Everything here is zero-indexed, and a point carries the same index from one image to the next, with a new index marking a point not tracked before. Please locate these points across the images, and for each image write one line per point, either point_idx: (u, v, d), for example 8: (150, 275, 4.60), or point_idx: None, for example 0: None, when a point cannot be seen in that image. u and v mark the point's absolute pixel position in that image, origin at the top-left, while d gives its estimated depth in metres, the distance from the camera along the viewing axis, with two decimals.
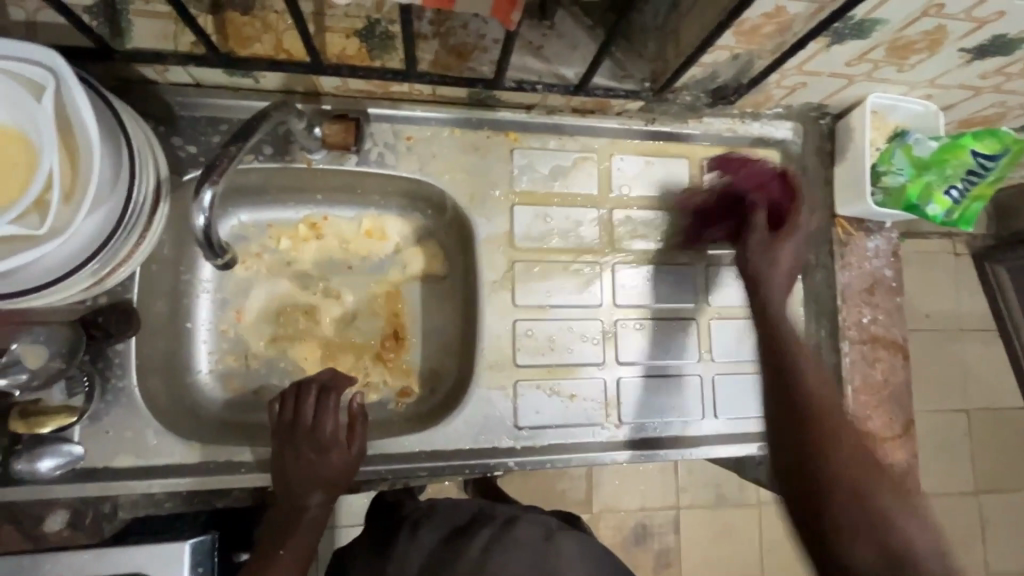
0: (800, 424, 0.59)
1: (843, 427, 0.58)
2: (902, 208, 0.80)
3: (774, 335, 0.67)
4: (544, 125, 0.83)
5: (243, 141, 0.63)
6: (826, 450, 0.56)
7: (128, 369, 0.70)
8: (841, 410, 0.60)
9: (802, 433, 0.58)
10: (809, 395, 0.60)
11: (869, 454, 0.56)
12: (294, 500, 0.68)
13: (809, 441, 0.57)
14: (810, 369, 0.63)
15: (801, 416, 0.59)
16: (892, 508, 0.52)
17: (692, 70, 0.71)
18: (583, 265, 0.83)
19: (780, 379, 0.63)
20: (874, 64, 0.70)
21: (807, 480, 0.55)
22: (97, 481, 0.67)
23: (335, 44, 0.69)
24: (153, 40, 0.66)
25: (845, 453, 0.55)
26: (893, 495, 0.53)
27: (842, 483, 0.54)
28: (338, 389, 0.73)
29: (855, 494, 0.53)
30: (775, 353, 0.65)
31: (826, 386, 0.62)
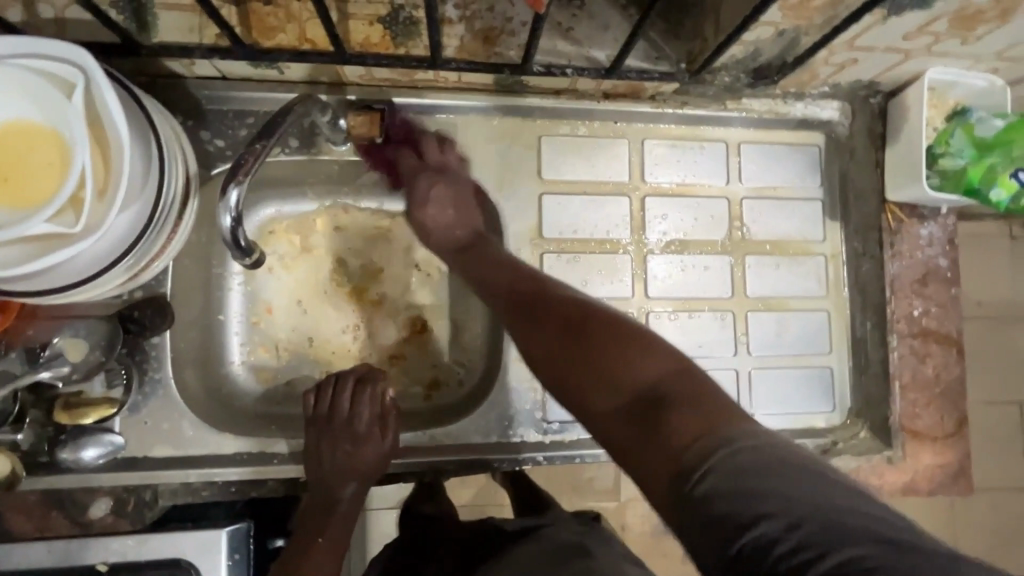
0: (571, 351, 0.52)
1: (619, 379, 0.48)
2: (962, 192, 0.74)
3: (545, 322, 0.57)
4: (573, 110, 0.79)
5: (268, 140, 0.62)
6: (597, 388, 0.49)
7: (163, 361, 0.71)
8: (644, 341, 0.50)
9: (590, 358, 0.50)
10: (558, 306, 0.58)
11: (638, 359, 0.48)
12: (328, 491, 0.69)
13: (596, 404, 0.48)
14: (564, 295, 0.60)
15: (584, 377, 0.50)
16: (719, 426, 0.41)
17: (733, 49, 0.67)
18: (613, 255, 0.81)
19: (587, 342, 0.52)
20: (934, 37, 0.65)
21: (568, 365, 0.52)
22: (137, 470, 0.70)
23: (358, 31, 0.68)
24: (180, 34, 0.66)
25: (633, 411, 0.46)
26: (706, 414, 0.42)
27: (592, 388, 0.49)
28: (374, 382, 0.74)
29: (622, 397, 0.47)
30: (549, 335, 0.55)
31: (634, 339, 0.50)
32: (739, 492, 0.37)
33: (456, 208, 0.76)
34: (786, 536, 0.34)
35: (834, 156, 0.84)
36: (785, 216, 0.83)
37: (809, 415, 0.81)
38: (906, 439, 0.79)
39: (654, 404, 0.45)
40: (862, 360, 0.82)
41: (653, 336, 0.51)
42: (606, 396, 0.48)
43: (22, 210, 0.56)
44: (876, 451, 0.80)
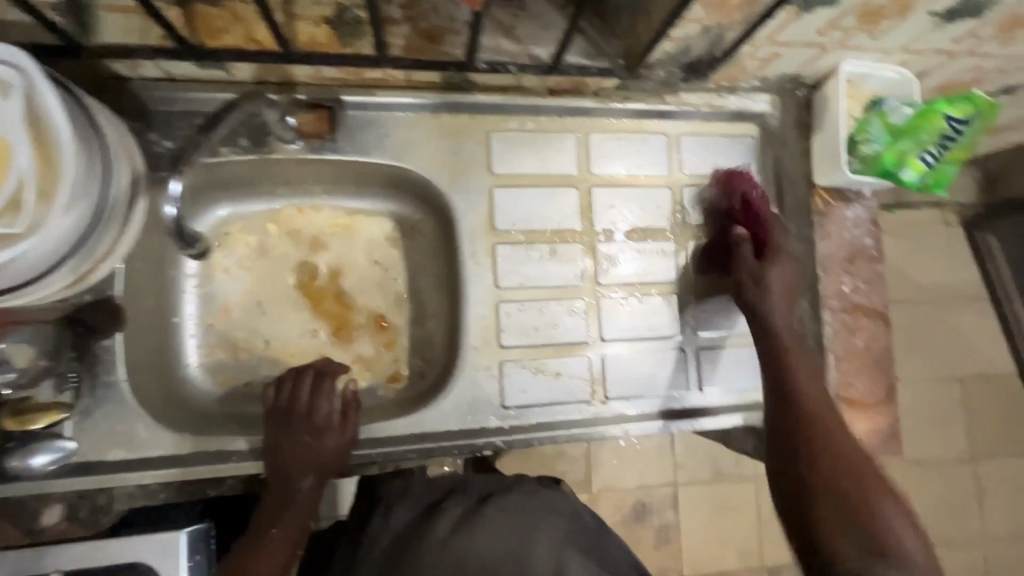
0: (838, 474, 0.65)
1: (827, 444, 0.68)
2: (879, 174, 0.80)
3: (793, 383, 0.73)
4: (520, 107, 0.83)
5: (212, 132, 0.65)
6: (840, 497, 0.64)
7: (116, 365, 0.70)
8: (852, 446, 0.68)
9: (833, 485, 0.65)
10: (807, 412, 0.70)
11: (881, 491, 0.64)
12: (284, 483, 0.70)
13: (820, 496, 0.65)
14: (813, 391, 0.72)
15: (841, 488, 0.64)
16: (891, 500, 0.63)
17: (665, 45, 0.72)
18: (565, 245, 0.84)
19: (805, 432, 0.69)
20: (845, 32, 0.71)
21: (838, 481, 0.65)
22: (91, 475, 0.69)
23: (305, 32, 0.69)
24: (121, 35, 0.66)
25: (846, 506, 0.63)
26: (882, 491, 0.64)
27: (844, 490, 0.64)
28: (332, 375, 0.76)
29: (854, 477, 0.65)
30: (799, 413, 0.71)
31: (847, 439, 0.68)
32: (872, 569, 0.59)
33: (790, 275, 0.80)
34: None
35: (768, 146, 0.89)
36: None
37: (753, 389, 0.87)
38: (842, 407, 0.84)
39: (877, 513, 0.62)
40: (800, 336, 0.88)
41: (848, 435, 0.69)
42: (852, 497, 0.63)
43: None
44: None
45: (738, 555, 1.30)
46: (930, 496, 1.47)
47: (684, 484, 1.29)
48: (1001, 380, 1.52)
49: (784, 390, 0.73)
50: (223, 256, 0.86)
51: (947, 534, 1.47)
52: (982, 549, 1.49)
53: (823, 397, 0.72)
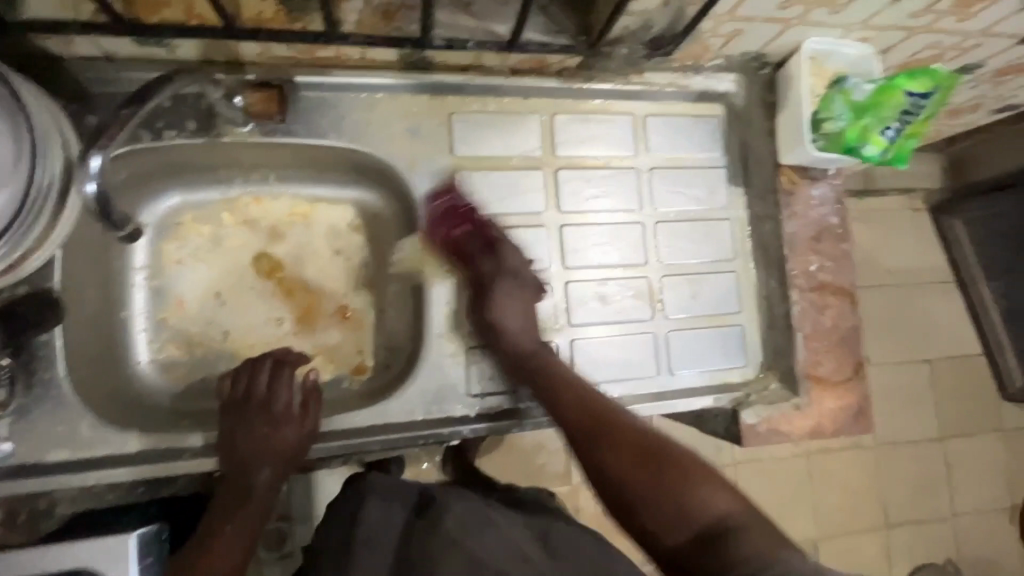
0: (647, 471, 0.64)
1: (613, 448, 0.66)
2: (842, 151, 0.80)
3: (558, 404, 0.71)
4: (482, 87, 0.80)
5: (138, 106, 0.62)
6: (621, 472, 0.65)
7: (55, 361, 0.66)
8: (633, 432, 0.67)
9: (644, 479, 0.63)
10: (575, 407, 0.70)
11: (648, 474, 0.64)
12: (240, 476, 0.67)
13: (600, 472, 0.66)
14: (566, 390, 0.72)
15: (642, 501, 0.63)
16: (704, 486, 0.62)
17: (625, 21, 0.70)
18: (531, 228, 0.82)
19: (586, 428, 0.68)
20: (805, 6, 0.70)
21: (646, 475, 0.63)
22: (29, 478, 0.64)
23: (252, 7, 0.66)
24: (51, 9, 0.63)
25: (654, 491, 0.63)
26: (687, 483, 0.62)
27: (637, 492, 0.63)
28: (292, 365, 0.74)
29: (664, 480, 0.63)
30: (572, 404, 0.70)
31: (622, 426, 0.67)
32: (722, 533, 0.58)
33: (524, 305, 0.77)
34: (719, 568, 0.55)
35: (734, 126, 0.89)
36: (692, 184, 0.87)
37: (724, 370, 0.86)
38: (810, 386, 0.84)
39: (696, 511, 0.61)
40: (769, 316, 0.87)
41: (629, 422, 0.68)
42: (641, 482, 0.63)
43: None
44: (785, 399, 0.85)
45: None
46: (903, 477, 1.50)
47: None
48: (969, 361, 1.55)
49: (546, 386, 0.72)
50: (176, 247, 0.82)
51: (921, 514, 1.50)
52: (954, 527, 1.51)
53: (580, 379, 0.73)
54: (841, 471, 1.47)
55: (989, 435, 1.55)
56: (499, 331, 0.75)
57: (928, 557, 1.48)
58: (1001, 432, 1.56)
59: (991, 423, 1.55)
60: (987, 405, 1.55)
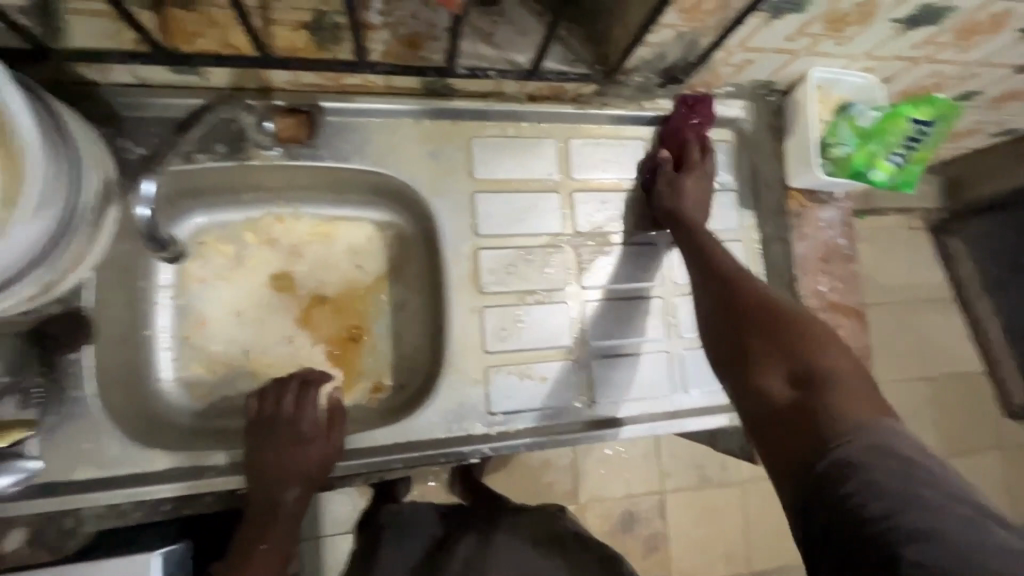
0: (781, 338, 0.63)
1: (813, 347, 0.61)
2: (851, 175, 0.83)
3: (737, 285, 0.69)
4: (501, 113, 0.83)
5: (187, 130, 0.68)
6: (790, 360, 0.61)
7: (84, 379, 0.67)
8: (836, 342, 0.62)
9: (770, 344, 0.63)
10: (750, 289, 0.68)
11: (822, 351, 0.60)
12: (268, 494, 0.68)
13: (766, 373, 0.62)
14: (764, 288, 0.69)
15: (788, 333, 0.63)
16: (835, 363, 0.59)
17: (641, 51, 0.73)
18: (548, 248, 0.84)
19: (734, 319, 0.67)
20: (814, 38, 0.73)
21: (783, 345, 0.62)
22: (57, 496, 0.65)
23: (283, 37, 0.69)
24: (92, 39, 0.65)
25: (786, 352, 0.62)
26: (843, 395, 0.56)
27: (775, 341, 0.63)
28: (319, 382, 0.75)
29: (795, 344, 0.62)
30: (750, 293, 0.68)
31: (807, 317, 0.64)
32: (866, 463, 0.49)
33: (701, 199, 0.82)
34: (880, 507, 0.46)
35: (743, 150, 0.92)
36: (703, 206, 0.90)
37: None
38: None
39: (829, 382, 0.57)
40: None
41: (829, 329, 0.63)
42: (770, 366, 0.62)
43: None
44: None
45: (726, 564, 1.36)
46: None
47: (671, 493, 1.35)
48: (973, 379, 1.57)
49: (734, 288, 0.69)
50: (200, 266, 0.84)
51: None
52: None
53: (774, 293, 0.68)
54: None
55: (996, 452, 1.56)
56: (716, 255, 0.74)
57: None
58: (1007, 450, 1.57)
59: (997, 441, 1.56)
60: (991, 423, 1.56)
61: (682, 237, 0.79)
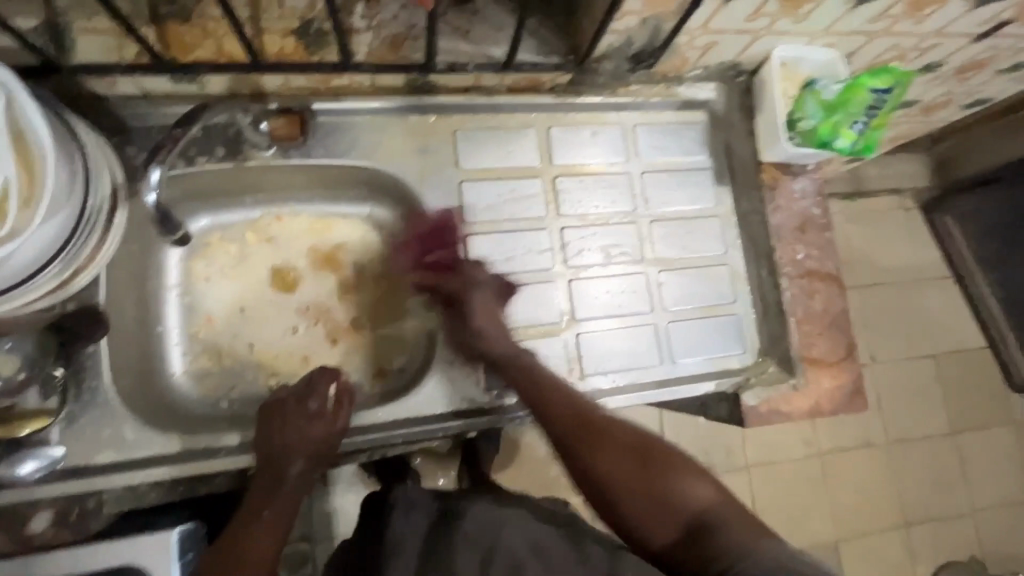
0: (646, 467, 0.66)
1: (610, 438, 0.68)
2: (818, 146, 0.88)
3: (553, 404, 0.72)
4: (482, 106, 0.88)
5: (186, 128, 0.69)
6: (659, 505, 0.64)
7: (101, 370, 0.72)
8: (621, 431, 0.68)
9: (638, 484, 0.65)
10: (563, 411, 0.71)
11: (661, 479, 0.65)
12: (275, 470, 0.72)
13: (632, 513, 0.65)
14: (557, 390, 0.73)
15: (607, 497, 0.66)
16: (685, 478, 0.65)
17: (609, 38, 0.78)
18: (534, 232, 0.88)
19: (586, 445, 0.68)
20: (771, 17, 0.77)
21: (648, 475, 0.65)
22: (78, 479, 0.69)
23: (274, 43, 0.74)
24: (98, 53, 0.70)
25: (648, 495, 0.64)
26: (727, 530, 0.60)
27: (637, 484, 0.65)
28: (335, 372, 0.78)
29: (645, 471, 0.65)
30: (559, 419, 0.71)
31: (620, 422, 0.70)
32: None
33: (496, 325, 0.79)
34: None
35: (717, 130, 0.96)
36: (681, 185, 0.94)
37: (724, 357, 0.90)
38: (808, 368, 0.88)
39: (686, 507, 0.63)
40: (763, 304, 0.92)
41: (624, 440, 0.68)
42: (645, 512, 0.64)
43: None
44: (783, 382, 0.89)
45: None
46: (914, 475, 1.51)
47: None
48: (969, 352, 1.58)
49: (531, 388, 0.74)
50: (205, 265, 0.89)
51: (938, 509, 1.51)
52: (972, 522, 1.52)
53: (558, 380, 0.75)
54: (852, 470, 1.49)
55: (999, 426, 1.57)
56: (543, 401, 0.72)
57: (948, 553, 1.49)
58: (1009, 423, 1.57)
59: (998, 414, 1.57)
60: (992, 396, 1.57)
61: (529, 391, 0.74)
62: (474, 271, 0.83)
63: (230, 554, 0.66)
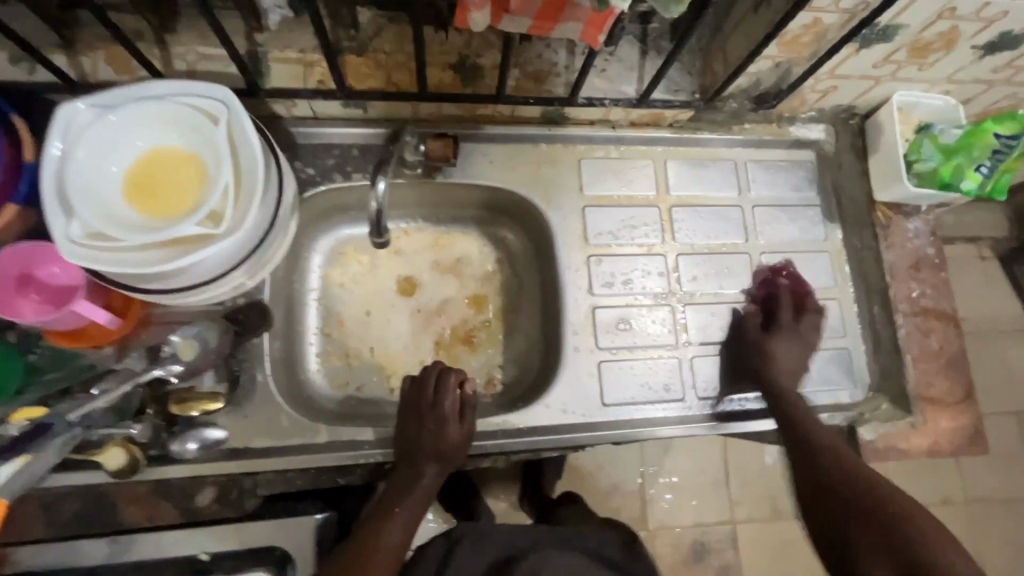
0: (866, 518, 0.63)
1: (901, 509, 0.62)
2: (938, 186, 0.90)
3: (817, 433, 0.76)
4: (604, 138, 0.94)
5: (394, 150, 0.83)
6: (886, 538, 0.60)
7: (262, 361, 0.78)
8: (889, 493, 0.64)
9: (868, 530, 0.62)
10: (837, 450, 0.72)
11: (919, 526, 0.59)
12: (410, 467, 0.77)
13: (870, 562, 0.60)
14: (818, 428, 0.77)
15: (856, 506, 0.65)
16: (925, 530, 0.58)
17: (740, 81, 0.84)
18: (650, 256, 0.93)
19: (859, 491, 0.66)
20: (898, 64, 0.82)
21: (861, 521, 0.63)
22: (237, 460, 0.74)
23: (434, 75, 0.83)
24: (287, 79, 0.80)
25: (864, 519, 0.63)
26: (873, 534, 0.61)
27: (866, 509, 0.63)
28: (454, 370, 0.82)
29: (864, 516, 0.63)
30: (833, 464, 0.71)
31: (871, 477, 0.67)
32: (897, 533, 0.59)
33: (799, 352, 0.87)
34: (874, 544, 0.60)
35: (826, 169, 0.99)
36: (793, 220, 0.97)
37: (835, 391, 0.91)
38: (923, 406, 0.88)
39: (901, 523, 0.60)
40: (875, 339, 0.92)
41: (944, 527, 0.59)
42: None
43: (168, 220, 0.67)
44: (898, 419, 0.89)
45: None
46: (1000, 538, 1.44)
47: (744, 523, 1.37)
48: None
49: (797, 438, 0.77)
50: (340, 272, 0.96)
51: None
52: None
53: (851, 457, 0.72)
54: None
55: None
56: (790, 424, 0.79)
57: None
58: None
59: None
60: None
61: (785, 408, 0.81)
62: (808, 317, 0.90)
63: (353, 557, 0.69)
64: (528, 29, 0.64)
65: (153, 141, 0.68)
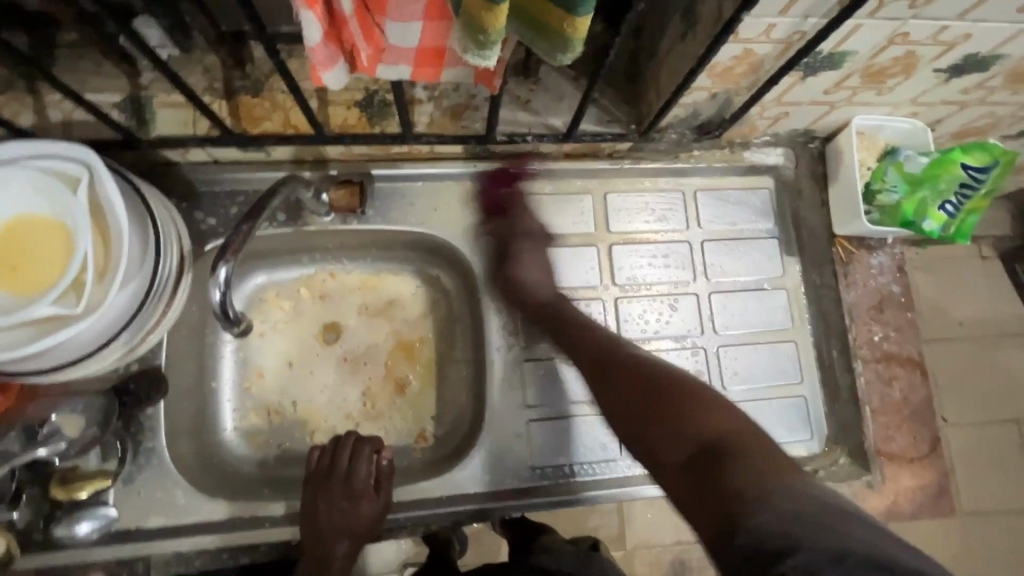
0: (697, 452, 0.55)
1: (694, 418, 0.59)
2: (899, 223, 0.82)
3: (581, 343, 0.76)
4: (538, 171, 0.86)
5: (252, 222, 0.68)
6: (694, 440, 0.56)
7: (158, 431, 0.74)
8: (675, 387, 0.64)
9: (694, 473, 0.53)
10: (638, 364, 0.69)
11: (699, 413, 0.59)
12: (319, 549, 0.71)
13: (756, 519, 0.45)
14: (637, 352, 0.73)
15: (665, 404, 0.62)
16: (709, 415, 0.58)
17: (675, 110, 0.75)
18: (588, 301, 0.86)
19: (618, 377, 0.68)
20: (852, 90, 0.73)
21: (652, 424, 0.61)
22: (129, 543, 0.71)
23: (338, 115, 0.75)
24: (174, 126, 0.73)
25: (666, 422, 0.60)
26: (763, 467, 0.50)
27: (648, 398, 0.64)
28: (371, 439, 0.78)
29: (658, 415, 0.62)
30: (615, 366, 0.70)
31: (656, 368, 0.68)
32: (790, 530, 0.43)
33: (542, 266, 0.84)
34: (769, 517, 0.45)
35: (785, 197, 0.90)
36: (747, 255, 0.88)
37: (792, 445, 0.83)
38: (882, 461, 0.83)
39: (718, 441, 0.54)
40: (834, 387, 0.85)
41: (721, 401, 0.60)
42: (738, 457, 0.51)
43: (25, 297, 0.60)
44: (856, 476, 0.83)
45: None
46: None
47: None
48: None
49: (578, 342, 0.77)
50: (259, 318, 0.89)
51: None
52: None
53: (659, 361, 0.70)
54: None
55: None
56: (581, 341, 0.76)
57: None
58: None
59: None
60: None
61: (560, 327, 0.79)
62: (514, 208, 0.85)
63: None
64: (410, 76, 0.55)
65: (10, 211, 0.61)
